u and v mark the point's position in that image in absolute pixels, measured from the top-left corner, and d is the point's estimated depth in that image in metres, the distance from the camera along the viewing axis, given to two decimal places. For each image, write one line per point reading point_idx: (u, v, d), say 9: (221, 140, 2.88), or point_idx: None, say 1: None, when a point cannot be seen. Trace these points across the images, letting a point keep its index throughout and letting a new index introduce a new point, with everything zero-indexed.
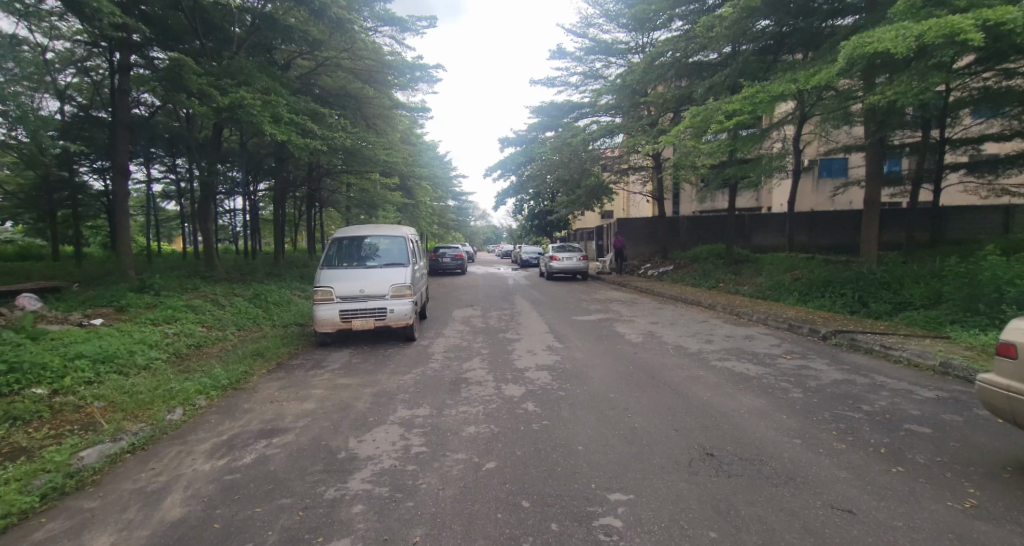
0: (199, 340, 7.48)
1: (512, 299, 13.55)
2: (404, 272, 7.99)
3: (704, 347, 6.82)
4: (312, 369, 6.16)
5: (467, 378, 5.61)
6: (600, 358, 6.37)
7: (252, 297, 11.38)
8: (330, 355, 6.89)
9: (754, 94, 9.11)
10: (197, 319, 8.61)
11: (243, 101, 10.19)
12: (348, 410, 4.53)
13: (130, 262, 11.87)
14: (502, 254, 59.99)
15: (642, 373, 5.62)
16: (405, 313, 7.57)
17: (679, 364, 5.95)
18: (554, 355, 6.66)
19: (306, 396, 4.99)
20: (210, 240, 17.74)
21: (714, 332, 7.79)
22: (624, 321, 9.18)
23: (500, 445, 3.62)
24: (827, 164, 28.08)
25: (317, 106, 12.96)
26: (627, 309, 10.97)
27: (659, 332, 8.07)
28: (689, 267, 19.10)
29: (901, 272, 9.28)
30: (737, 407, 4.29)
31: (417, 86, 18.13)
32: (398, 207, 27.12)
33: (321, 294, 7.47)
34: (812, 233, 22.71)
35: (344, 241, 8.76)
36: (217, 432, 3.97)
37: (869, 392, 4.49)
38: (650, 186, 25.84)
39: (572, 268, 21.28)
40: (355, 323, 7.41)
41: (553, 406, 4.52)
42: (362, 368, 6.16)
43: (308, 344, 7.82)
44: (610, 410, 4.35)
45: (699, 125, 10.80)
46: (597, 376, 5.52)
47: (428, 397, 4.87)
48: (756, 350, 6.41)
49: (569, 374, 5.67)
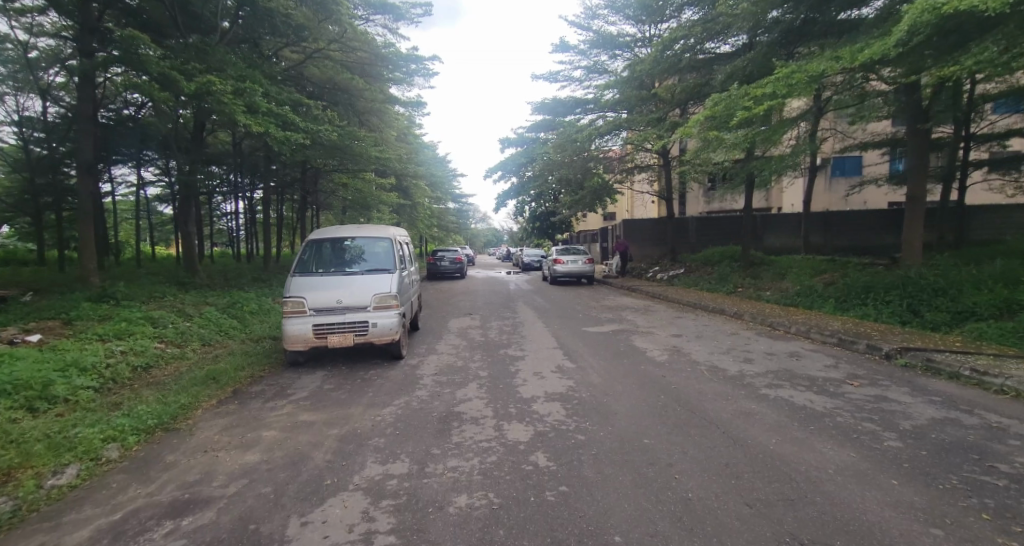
0: (150, 360, 6.41)
1: (515, 307, 12.49)
2: (391, 280, 6.89)
3: (745, 369, 5.70)
4: (274, 399, 5.06)
5: (459, 413, 4.50)
6: (621, 384, 5.27)
7: (227, 306, 10.29)
8: (298, 380, 5.79)
9: (790, 75, 8.02)
10: (156, 334, 7.57)
11: (211, 86, 9.10)
12: (301, 466, 3.43)
13: (94, 267, 10.84)
14: (503, 257, 58.99)
15: (679, 404, 4.53)
16: (391, 327, 6.49)
17: (721, 392, 4.84)
18: (565, 379, 5.57)
19: (254, 441, 3.90)
20: (191, 244, 16.60)
21: (750, 349, 6.68)
22: (642, 334, 8.06)
23: (501, 534, 2.51)
24: (839, 163, 27.15)
25: (300, 97, 11.94)
26: (642, 318, 9.91)
27: (685, 348, 6.95)
28: (702, 270, 18.01)
29: (958, 277, 8.16)
30: (823, 464, 3.15)
31: (413, 80, 17.05)
32: (394, 207, 26.10)
33: (292, 306, 6.39)
34: (828, 234, 21.58)
35: (323, 244, 7.65)
36: (110, 507, 2.85)
37: (991, 440, 3.37)
38: (657, 186, 24.79)
39: (577, 272, 20.17)
40: (331, 339, 6.30)
41: (572, 460, 3.41)
42: (333, 398, 5.07)
43: (278, 363, 6.73)
44: (647, 468, 3.23)
45: (721, 114, 9.75)
46: (625, 409, 4.42)
47: (407, 445, 3.76)
48: (810, 374, 5.29)
49: (589, 406, 4.59)
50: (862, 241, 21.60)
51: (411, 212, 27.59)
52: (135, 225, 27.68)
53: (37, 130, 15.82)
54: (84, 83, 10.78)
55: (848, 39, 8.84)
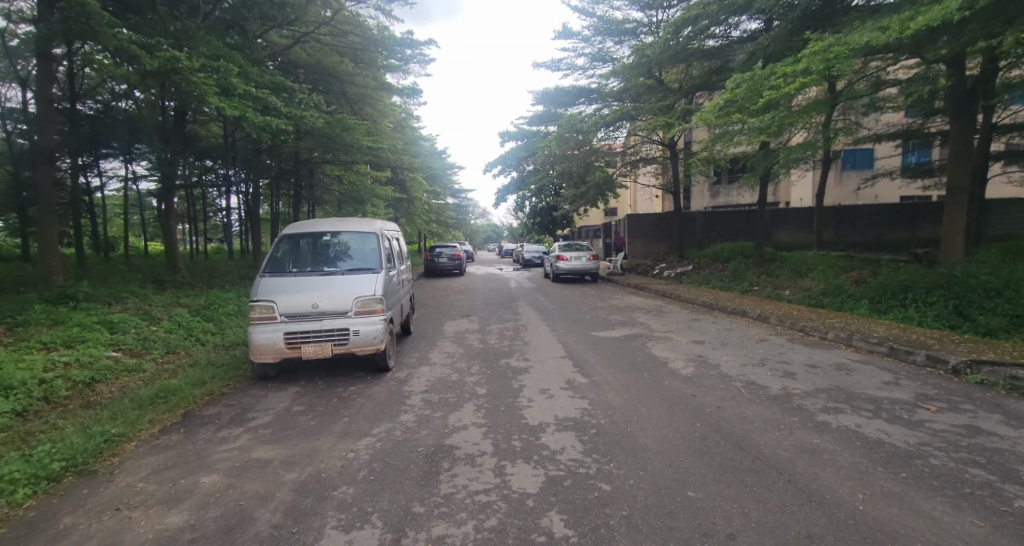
0: (96, 373, 5.55)
1: (516, 307, 11.64)
2: (376, 280, 6.02)
3: (789, 385, 4.86)
4: (229, 427, 4.19)
5: (452, 448, 3.65)
6: (645, 406, 4.42)
7: (201, 308, 9.38)
8: (263, 399, 4.93)
9: (826, 49, 7.12)
10: (113, 342, 6.71)
11: (177, 62, 8.25)
12: (235, 534, 2.56)
13: (58, 266, 9.96)
14: (503, 254, 57.98)
15: (722, 436, 3.67)
16: (375, 335, 5.64)
17: (770, 419, 3.98)
18: (578, 400, 4.71)
19: (188, 491, 3.03)
20: (172, 241, 15.66)
21: (787, 359, 5.83)
22: (659, 341, 7.20)
23: None
24: (850, 156, 26.29)
25: (283, 80, 11.00)
26: (656, 320, 9.06)
27: (712, 358, 6.11)
28: (712, 268, 17.14)
29: (1012, 274, 7.32)
30: (945, 541, 2.28)
31: (409, 67, 16.16)
32: (390, 201, 25.16)
33: (260, 311, 5.53)
34: (840, 229, 20.71)
35: (300, 240, 6.75)
36: None
37: None
38: (662, 179, 23.88)
39: (581, 269, 19.30)
40: (305, 350, 5.44)
41: (601, 527, 2.53)
42: (301, 425, 4.20)
43: (245, 377, 5.86)
44: (701, 543, 2.37)
45: (743, 96, 8.90)
46: (655, 444, 3.57)
47: (381, 499, 2.90)
48: (870, 393, 4.42)
49: (611, 438, 3.72)
50: (876, 236, 20.72)
51: (409, 206, 26.65)
52: (126, 220, 26.81)
53: (21, 122, 14.96)
54: (43, 59, 9.47)
55: (886, 10, 7.95)
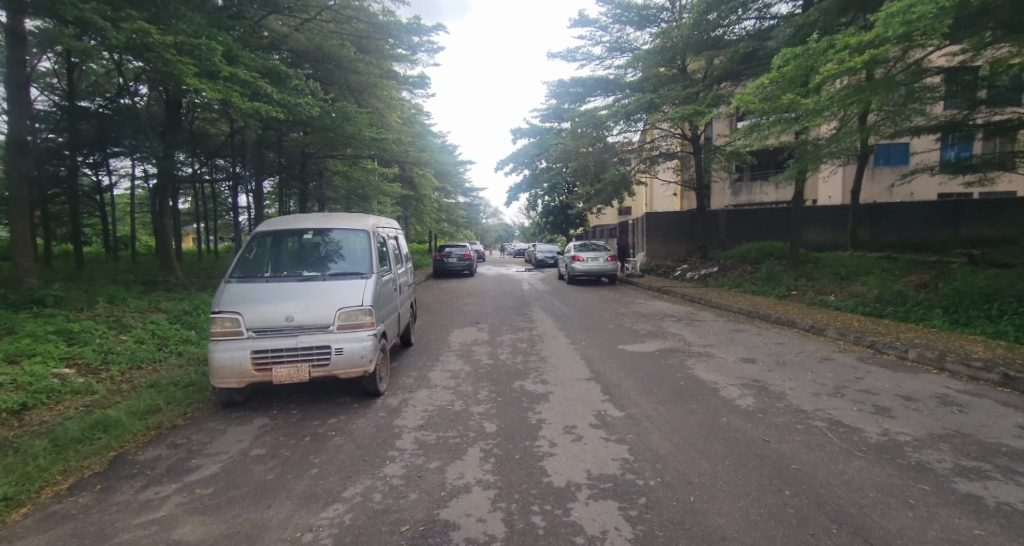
0: (28, 397, 4.60)
1: (530, 314, 10.57)
2: (365, 287, 5.01)
3: (890, 428, 3.73)
4: (160, 482, 3.20)
5: (448, 527, 2.61)
6: (707, 461, 3.31)
7: (181, 314, 8.45)
8: (218, 437, 3.95)
9: (906, 10, 5.97)
10: (63, 358, 5.77)
11: (148, 35, 7.39)
12: None
13: (31, 267, 9.11)
14: (514, 253, 57.02)
15: (831, 519, 2.57)
16: (363, 355, 4.62)
17: (895, 488, 2.84)
18: (615, 445, 3.66)
19: None
20: (167, 239, 14.82)
21: (869, 388, 4.71)
22: (701, 358, 6.11)
23: None
24: (884, 150, 24.79)
25: (274, 63, 10.02)
26: (688, 330, 7.96)
27: (772, 383, 5.00)
28: (741, 270, 15.90)
29: None
30: None
31: (417, 57, 15.17)
32: (396, 199, 24.26)
33: (223, 325, 4.56)
34: (875, 229, 19.34)
35: (278, 239, 5.75)
36: None
37: None
38: (682, 176, 22.67)
39: (598, 270, 18.16)
40: (276, 373, 4.46)
41: None
42: (254, 481, 3.20)
43: (209, 402, 4.90)
44: None
45: (794, 74, 7.89)
46: (737, 531, 2.49)
47: None
48: (1013, 445, 3.29)
49: (672, 516, 2.66)
50: (916, 236, 19.27)
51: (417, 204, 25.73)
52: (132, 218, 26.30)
53: None
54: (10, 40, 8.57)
55: None
